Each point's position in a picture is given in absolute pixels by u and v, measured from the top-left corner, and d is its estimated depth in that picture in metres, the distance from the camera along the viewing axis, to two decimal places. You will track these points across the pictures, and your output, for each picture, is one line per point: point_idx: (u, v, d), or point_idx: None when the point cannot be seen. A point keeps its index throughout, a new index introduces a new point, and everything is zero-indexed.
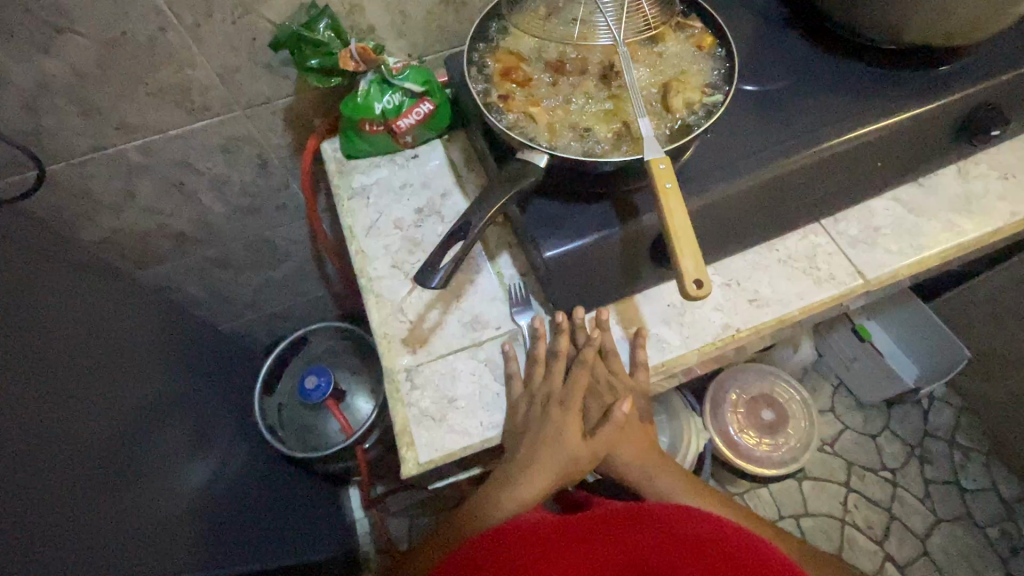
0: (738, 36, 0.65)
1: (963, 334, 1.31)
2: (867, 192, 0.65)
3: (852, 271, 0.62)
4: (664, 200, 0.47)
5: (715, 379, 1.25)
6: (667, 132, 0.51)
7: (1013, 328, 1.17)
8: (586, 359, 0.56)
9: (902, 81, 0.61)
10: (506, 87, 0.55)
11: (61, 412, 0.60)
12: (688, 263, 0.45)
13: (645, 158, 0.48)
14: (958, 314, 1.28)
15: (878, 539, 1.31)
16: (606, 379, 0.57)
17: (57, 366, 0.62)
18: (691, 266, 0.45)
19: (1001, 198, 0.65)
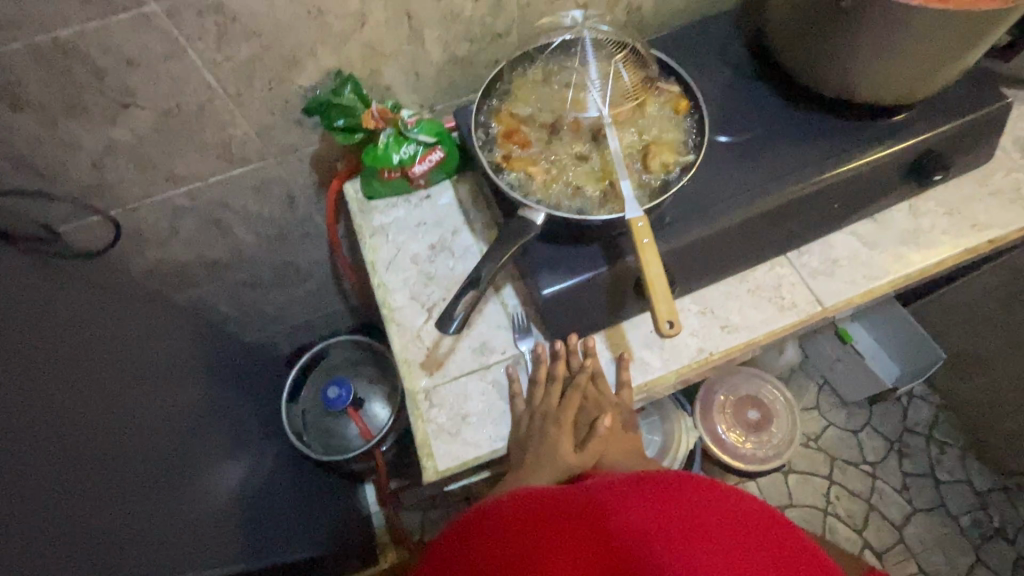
0: (712, 93, 0.74)
1: (938, 337, 1.40)
2: (829, 227, 0.73)
3: (812, 300, 0.71)
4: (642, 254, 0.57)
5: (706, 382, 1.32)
6: (646, 189, 0.61)
7: (980, 331, 1.26)
8: (580, 382, 0.65)
9: (857, 131, 0.69)
10: (509, 148, 0.63)
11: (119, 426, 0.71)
12: (662, 307, 0.57)
13: (626, 217, 0.58)
14: (933, 318, 1.36)
15: (857, 528, 1.41)
16: (595, 398, 0.66)
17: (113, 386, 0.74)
18: (664, 309, 0.57)
19: (946, 232, 0.73)
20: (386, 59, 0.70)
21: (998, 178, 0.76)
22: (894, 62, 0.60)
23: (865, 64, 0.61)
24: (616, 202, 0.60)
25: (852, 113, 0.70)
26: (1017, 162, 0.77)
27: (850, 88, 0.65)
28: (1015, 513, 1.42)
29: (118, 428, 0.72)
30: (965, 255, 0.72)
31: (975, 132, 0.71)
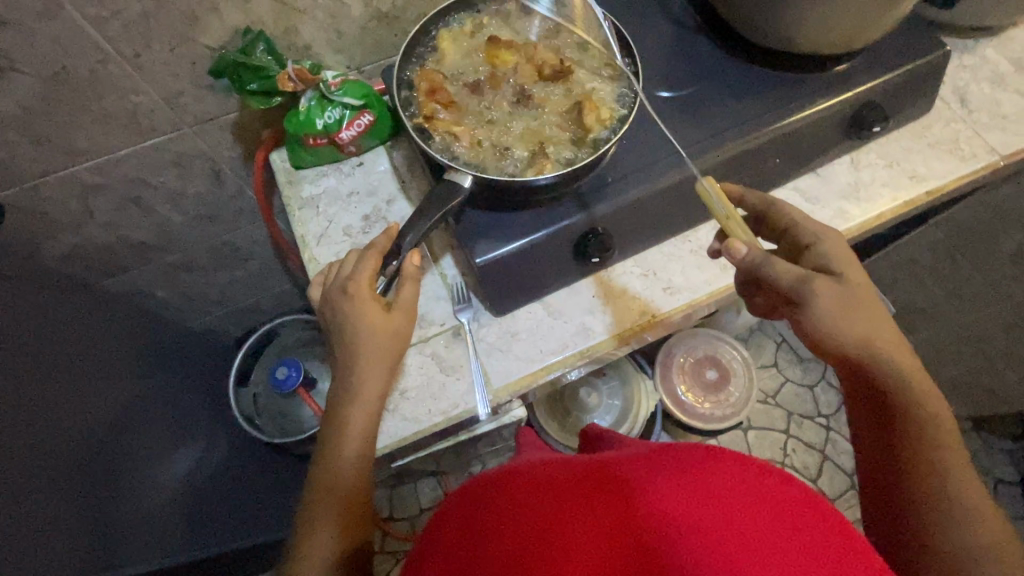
0: (653, 47, 0.71)
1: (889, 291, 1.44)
2: (772, 185, 0.72)
3: None
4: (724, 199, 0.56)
5: (666, 343, 1.33)
6: (580, 146, 0.58)
7: (927, 283, 1.30)
8: (406, 273, 0.56)
9: (799, 83, 0.67)
10: (432, 106, 0.59)
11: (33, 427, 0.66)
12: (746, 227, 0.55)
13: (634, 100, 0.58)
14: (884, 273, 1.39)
15: (812, 477, 1.47)
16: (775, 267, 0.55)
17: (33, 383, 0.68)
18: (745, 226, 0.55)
19: (885, 184, 0.73)
20: (301, 14, 0.64)
21: (938, 131, 0.76)
22: (829, 10, 0.58)
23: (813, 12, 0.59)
24: (550, 164, 0.57)
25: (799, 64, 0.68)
26: (957, 113, 0.77)
27: (795, 40, 0.63)
28: None
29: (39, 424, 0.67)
30: (907, 207, 0.72)
31: (914, 83, 0.70)
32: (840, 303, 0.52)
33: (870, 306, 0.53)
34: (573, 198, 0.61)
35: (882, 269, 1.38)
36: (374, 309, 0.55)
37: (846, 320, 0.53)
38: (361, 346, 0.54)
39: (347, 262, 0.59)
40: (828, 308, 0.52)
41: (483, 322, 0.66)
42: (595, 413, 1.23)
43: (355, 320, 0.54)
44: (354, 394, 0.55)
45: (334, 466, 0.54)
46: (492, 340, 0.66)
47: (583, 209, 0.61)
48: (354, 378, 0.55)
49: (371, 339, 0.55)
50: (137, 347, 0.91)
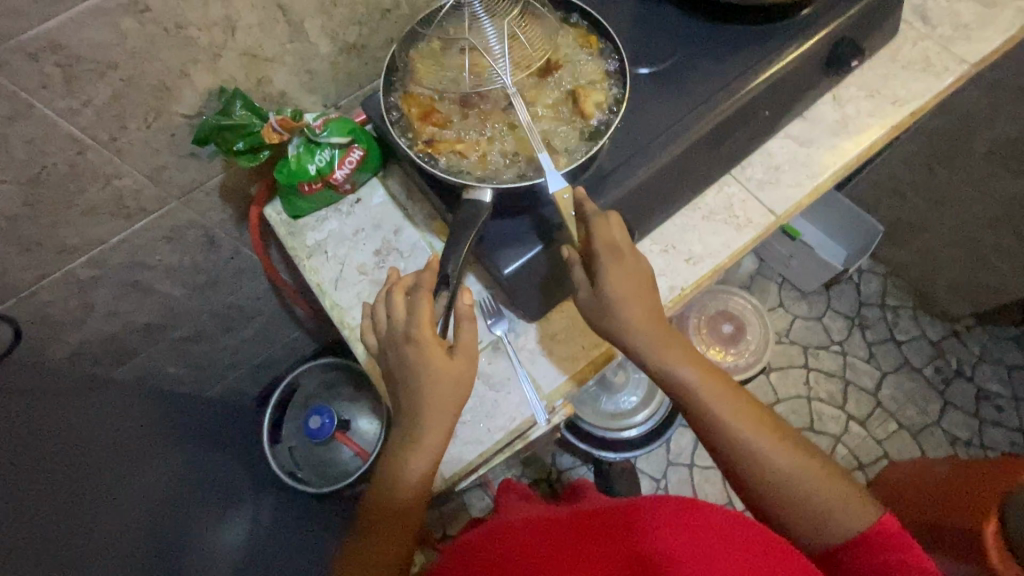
0: (625, 24, 0.71)
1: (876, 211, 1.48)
2: (765, 136, 0.73)
3: (764, 211, 0.71)
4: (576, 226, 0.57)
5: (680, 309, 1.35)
6: (584, 134, 0.58)
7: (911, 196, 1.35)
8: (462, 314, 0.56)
9: (773, 33, 0.68)
10: (429, 130, 0.59)
11: (69, 521, 0.62)
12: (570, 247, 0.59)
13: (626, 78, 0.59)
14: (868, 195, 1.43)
15: (839, 403, 1.54)
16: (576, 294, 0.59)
17: (60, 478, 0.65)
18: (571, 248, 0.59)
19: (871, 113, 0.75)
20: (271, 63, 0.63)
21: (908, 52, 0.78)
22: None
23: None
24: (560, 158, 0.57)
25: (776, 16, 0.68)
26: (921, 31, 0.79)
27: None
28: (967, 352, 1.57)
29: (73, 518, 0.63)
30: (896, 131, 0.74)
31: (880, 11, 0.71)
32: (625, 329, 0.58)
33: (654, 322, 0.58)
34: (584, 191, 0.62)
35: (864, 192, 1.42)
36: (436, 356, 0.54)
37: (637, 338, 0.58)
38: (426, 392, 0.54)
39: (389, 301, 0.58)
40: (615, 334, 0.58)
41: (519, 331, 0.66)
42: (625, 391, 1.25)
43: (419, 369, 0.54)
44: (420, 439, 0.54)
45: (403, 503, 0.54)
46: (532, 345, 0.66)
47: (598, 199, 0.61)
48: (418, 427, 0.54)
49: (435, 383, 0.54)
50: (169, 431, 0.89)
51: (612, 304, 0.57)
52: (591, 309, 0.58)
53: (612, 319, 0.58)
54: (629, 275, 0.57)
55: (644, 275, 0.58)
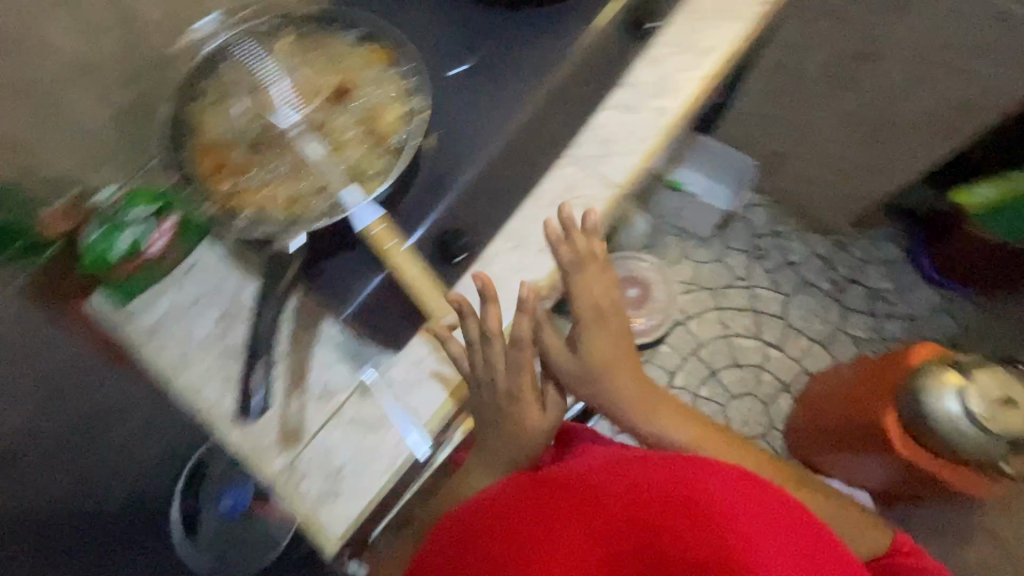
0: (430, 30, 0.70)
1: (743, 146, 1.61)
2: (591, 111, 0.73)
3: (604, 184, 0.71)
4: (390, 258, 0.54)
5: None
6: (391, 150, 0.55)
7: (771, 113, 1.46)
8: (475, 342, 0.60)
9: (565, 18, 0.71)
10: (227, 184, 0.55)
11: None
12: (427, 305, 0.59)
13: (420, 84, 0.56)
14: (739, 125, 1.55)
15: (754, 334, 1.63)
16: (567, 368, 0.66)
17: None
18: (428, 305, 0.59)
19: (687, 68, 0.76)
20: None
21: (709, 1, 0.79)
22: None
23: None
24: (374, 182, 0.54)
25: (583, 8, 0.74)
26: None
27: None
28: (856, 258, 1.68)
29: None
30: (711, 79, 0.75)
31: None
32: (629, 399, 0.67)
33: (648, 392, 0.69)
34: (409, 209, 0.60)
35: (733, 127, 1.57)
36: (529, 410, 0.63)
37: (632, 407, 0.68)
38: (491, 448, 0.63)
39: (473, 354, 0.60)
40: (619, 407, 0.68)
41: (386, 365, 0.63)
42: None
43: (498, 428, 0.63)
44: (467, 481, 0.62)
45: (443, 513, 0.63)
46: (404, 375, 0.63)
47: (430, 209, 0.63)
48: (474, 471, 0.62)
49: (512, 437, 0.62)
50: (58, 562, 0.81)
51: (594, 370, 0.66)
52: (579, 373, 0.66)
53: (608, 394, 0.67)
54: (612, 345, 0.67)
55: (620, 332, 0.68)
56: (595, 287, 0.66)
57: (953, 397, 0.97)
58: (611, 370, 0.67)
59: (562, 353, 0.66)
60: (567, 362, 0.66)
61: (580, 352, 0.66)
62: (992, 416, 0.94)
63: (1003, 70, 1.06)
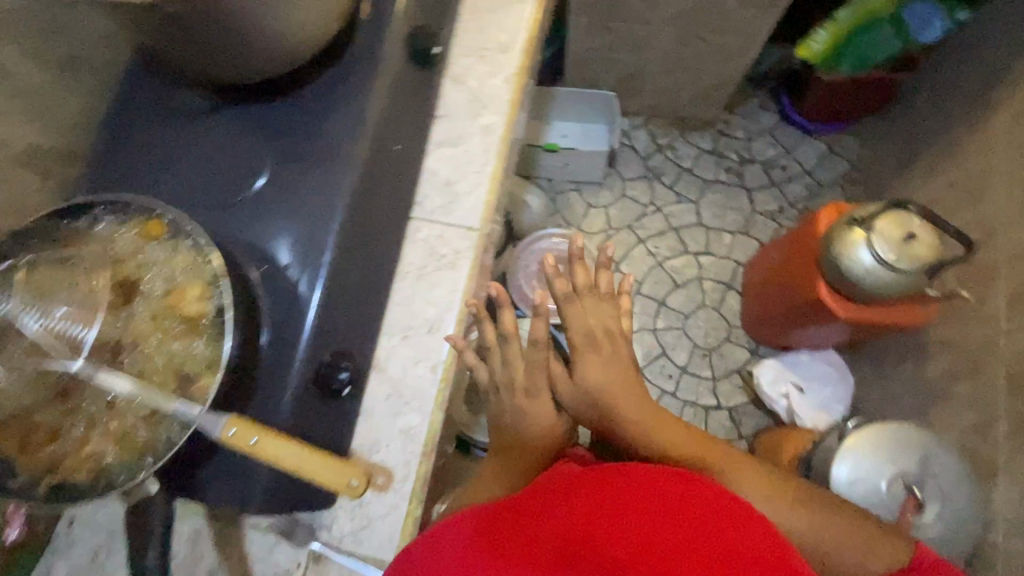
0: (206, 152, 0.62)
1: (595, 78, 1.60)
2: (418, 161, 0.67)
3: (463, 233, 0.66)
4: (262, 453, 0.47)
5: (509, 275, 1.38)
6: (210, 335, 0.52)
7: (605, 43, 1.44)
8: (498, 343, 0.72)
9: (347, 75, 0.62)
10: (48, 451, 0.49)
11: None
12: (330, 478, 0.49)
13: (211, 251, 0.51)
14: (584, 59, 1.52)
15: (681, 250, 1.65)
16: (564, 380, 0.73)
17: None
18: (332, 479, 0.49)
19: (492, 75, 0.71)
20: None
21: None
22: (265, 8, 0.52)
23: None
24: (206, 378, 0.50)
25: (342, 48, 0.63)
26: None
27: (309, 17, 0.56)
28: (739, 140, 1.71)
29: None
30: (521, 76, 0.71)
31: None
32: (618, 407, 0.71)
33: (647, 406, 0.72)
34: (272, 366, 0.55)
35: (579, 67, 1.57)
36: (544, 405, 0.71)
37: (625, 414, 0.71)
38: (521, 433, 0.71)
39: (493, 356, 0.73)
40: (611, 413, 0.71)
41: (324, 526, 0.58)
42: None
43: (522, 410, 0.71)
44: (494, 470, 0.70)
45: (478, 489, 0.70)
46: (349, 525, 0.58)
47: (293, 357, 0.55)
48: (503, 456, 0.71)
49: (530, 428, 0.71)
50: None
51: (591, 390, 0.72)
52: (579, 393, 0.72)
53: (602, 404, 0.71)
54: (606, 368, 0.73)
55: (618, 355, 0.74)
56: (595, 313, 0.74)
57: (864, 248, 1.00)
58: (606, 382, 0.72)
59: (562, 379, 0.73)
60: (563, 376, 0.73)
61: (578, 378, 0.73)
62: (900, 256, 0.98)
63: None
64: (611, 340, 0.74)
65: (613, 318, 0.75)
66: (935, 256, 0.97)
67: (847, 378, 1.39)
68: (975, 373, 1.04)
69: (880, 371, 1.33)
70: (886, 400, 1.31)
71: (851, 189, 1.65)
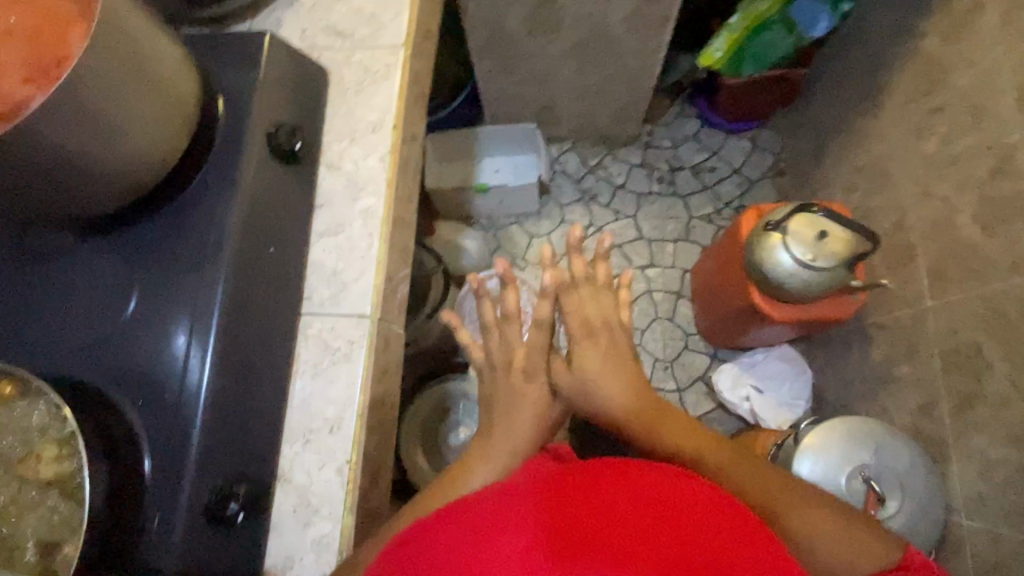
0: (72, 285, 0.61)
1: (513, 111, 1.62)
2: (299, 255, 0.66)
3: (355, 321, 0.64)
4: None
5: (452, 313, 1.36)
6: (68, 495, 0.51)
7: (513, 78, 1.46)
8: (495, 327, 0.77)
9: (207, 185, 0.62)
10: None
11: None
12: None
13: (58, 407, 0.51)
14: (497, 95, 1.53)
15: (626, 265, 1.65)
16: (564, 371, 0.73)
17: None
18: None
19: (366, 155, 0.70)
20: None
21: (350, 73, 0.74)
22: (78, 142, 0.51)
23: (134, 85, 0.53)
24: (72, 541, 0.50)
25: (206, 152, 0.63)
26: (345, 45, 0.76)
27: (133, 143, 0.56)
28: (665, 147, 1.73)
29: None
30: (395, 152, 0.70)
31: (288, 80, 0.68)
32: (606, 379, 0.73)
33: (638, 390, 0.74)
34: (155, 507, 0.53)
35: (494, 103, 1.58)
36: (536, 389, 0.73)
37: (608, 384, 0.73)
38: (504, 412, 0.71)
39: (494, 337, 0.77)
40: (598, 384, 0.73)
41: None
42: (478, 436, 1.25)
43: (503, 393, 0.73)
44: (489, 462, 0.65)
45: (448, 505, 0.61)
46: None
47: (176, 493, 0.53)
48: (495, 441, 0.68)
49: (523, 408, 0.71)
50: None
51: (588, 379, 0.73)
52: (578, 382, 0.72)
53: (593, 381, 0.73)
54: (598, 356, 0.75)
55: (615, 346, 0.77)
56: (592, 307, 0.79)
57: (783, 251, 1.01)
58: (597, 368, 0.74)
59: (563, 371, 0.73)
60: (558, 363, 0.74)
61: (575, 367, 0.73)
62: (818, 255, 0.98)
63: None
64: (608, 330, 0.78)
65: (612, 310, 0.80)
66: (853, 247, 0.97)
67: (806, 371, 1.40)
68: (913, 352, 1.06)
69: (834, 358, 1.34)
70: (842, 387, 1.31)
71: (780, 180, 1.67)
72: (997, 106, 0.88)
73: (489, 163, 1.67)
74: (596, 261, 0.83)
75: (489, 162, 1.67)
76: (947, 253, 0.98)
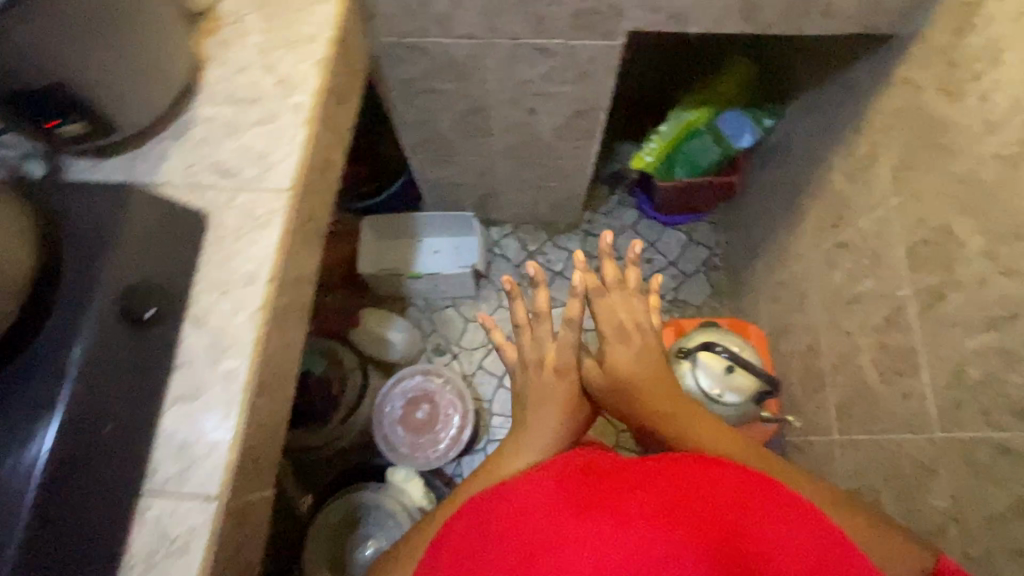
0: None
1: (453, 197, 1.61)
2: (147, 427, 0.61)
3: (201, 504, 0.59)
4: None
5: (374, 423, 1.33)
6: None
7: (450, 171, 1.45)
8: (522, 324, 0.84)
9: (32, 362, 0.55)
10: None
11: None
12: None
13: None
14: (435, 183, 1.53)
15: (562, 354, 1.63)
16: (591, 373, 0.80)
17: None
18: None
19: (236, 311, 0.67)
20: None
21: (231, 217, 0.71)
22: None
23: None
24: None
25: (34, 329, 0.56)
26: (230, 185, 0.73)
27: None
28: (606, 235, 1.75)
29: None
30: (269, 310, 0.67)
31: (151, 232, 0.63)
32: (631, 372, 0.78)
33: (663, 386, 0.78)
34: None
35: (434, 190, 1.57)
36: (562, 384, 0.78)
37: (634, 372, 0.79)
38: (530, 405, 0.77)
39: (522, 334, 0.84)
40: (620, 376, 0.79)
41: None
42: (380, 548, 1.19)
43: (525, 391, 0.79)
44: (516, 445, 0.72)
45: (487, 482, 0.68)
46: None
47: None
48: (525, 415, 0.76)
49: (548, 404, 0.76)
50: None
51: (613, 372, 0.79)
52: (604, 383, 0.79)
53: (616, 380, 0.79)
54: (627, 356, 0.80)
55: (646, 347, 0.83)
56: (628, 305, 0.86)
57: (689, 380, 1.01)
58: (626, 371, 0.79)
59: (595, 370, 0.80)
60: (584, 360, 0.81)
61: (606, 365, 0.80)
62: (724, 389, 0.98)
63: (573, 87, 1.09)
64: (641, 333, 0.84)
65: (642, 313, 0.86)
66: (758, 383, 0.98)
67: None
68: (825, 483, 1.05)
69: None
70: None
71: (715, 275, 1.69)
72: (891, 258, 0.90)
73: (432, 241, 1.66)
74: (626, 268, 0.91)
75: (433, 242, 1.66)
76: (852, 392, 0.98)
